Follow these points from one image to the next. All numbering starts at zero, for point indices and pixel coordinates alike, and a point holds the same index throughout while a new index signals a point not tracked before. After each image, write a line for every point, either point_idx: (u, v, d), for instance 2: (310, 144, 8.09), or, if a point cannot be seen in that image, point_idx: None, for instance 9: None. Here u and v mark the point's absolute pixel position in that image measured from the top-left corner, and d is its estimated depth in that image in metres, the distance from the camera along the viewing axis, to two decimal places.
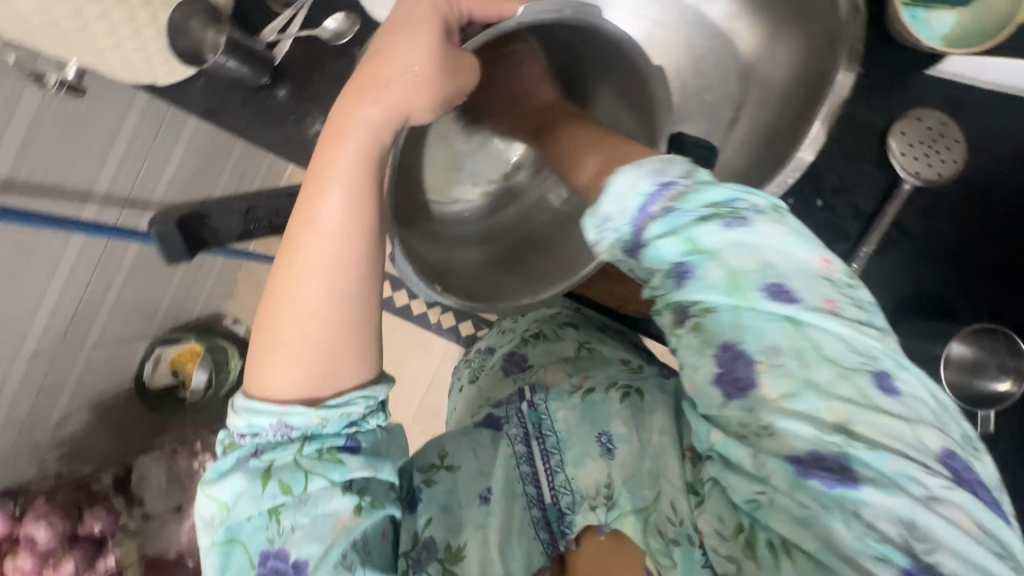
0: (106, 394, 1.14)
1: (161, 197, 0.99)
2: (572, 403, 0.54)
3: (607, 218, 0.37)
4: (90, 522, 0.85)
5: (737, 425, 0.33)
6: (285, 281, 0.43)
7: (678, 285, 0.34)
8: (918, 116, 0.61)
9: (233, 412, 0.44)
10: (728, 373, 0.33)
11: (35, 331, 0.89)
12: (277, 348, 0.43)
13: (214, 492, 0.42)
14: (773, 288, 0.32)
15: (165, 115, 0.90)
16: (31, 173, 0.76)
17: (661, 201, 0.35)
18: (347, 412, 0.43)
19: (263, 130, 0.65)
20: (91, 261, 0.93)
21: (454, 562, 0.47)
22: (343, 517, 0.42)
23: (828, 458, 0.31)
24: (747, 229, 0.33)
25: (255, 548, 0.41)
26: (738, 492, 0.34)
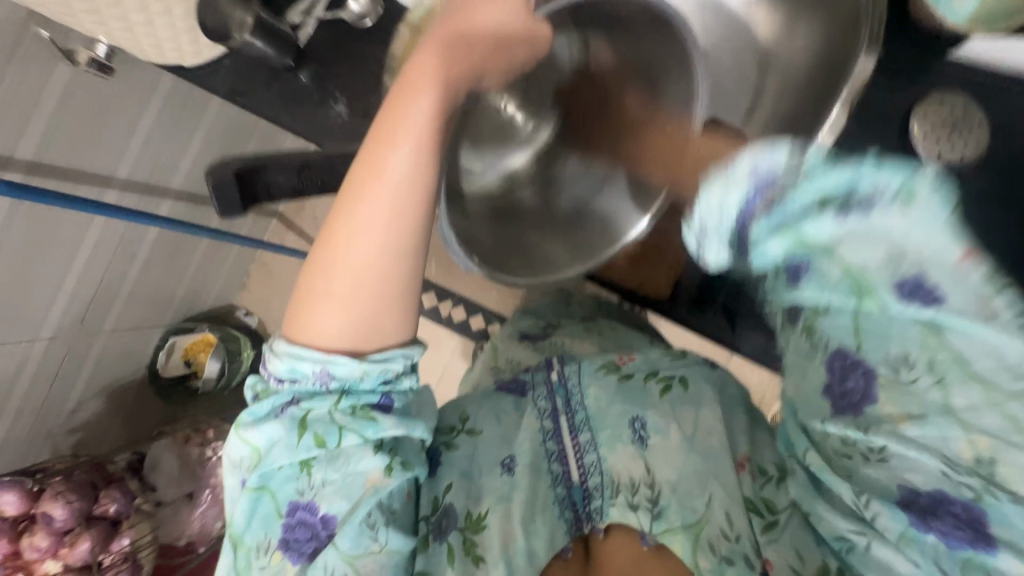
0: (120, 381, 1.15)
1: (180, 185, 1.01)
2: (607, 381, 0.58)
3: (703, 229, 0.35)
4: (106, 502, 0.85)
5: (840, 443, 0.36)
6: (342, 229, 0.45)
7: (792, 283, 0.34)
8: (940, 100, 0.61)
9: (274, 356, 0.46)
10: (839, 382, 0.35)
11: (54, 315, 0.90)
12: (328, 295, 0.45)
13: (249, 437, 0.45)
14: (909, 285, 0.31)
15: (189, 102, 0.92)
16: (56, 158, 0.78)
17: (763, 199, 0.33)
18: (386, 368, 0.45)
19: (286, 110, 0.65)
20: (111, 246, 0.94)
21: (474, 531, 0.49)
22: (372, 478, 0.45)
23: (956, 503, 0.33)
24: (863, 219, 0.31)
25: (285, 496, 0.45)
26: (829, 527, 0.39)
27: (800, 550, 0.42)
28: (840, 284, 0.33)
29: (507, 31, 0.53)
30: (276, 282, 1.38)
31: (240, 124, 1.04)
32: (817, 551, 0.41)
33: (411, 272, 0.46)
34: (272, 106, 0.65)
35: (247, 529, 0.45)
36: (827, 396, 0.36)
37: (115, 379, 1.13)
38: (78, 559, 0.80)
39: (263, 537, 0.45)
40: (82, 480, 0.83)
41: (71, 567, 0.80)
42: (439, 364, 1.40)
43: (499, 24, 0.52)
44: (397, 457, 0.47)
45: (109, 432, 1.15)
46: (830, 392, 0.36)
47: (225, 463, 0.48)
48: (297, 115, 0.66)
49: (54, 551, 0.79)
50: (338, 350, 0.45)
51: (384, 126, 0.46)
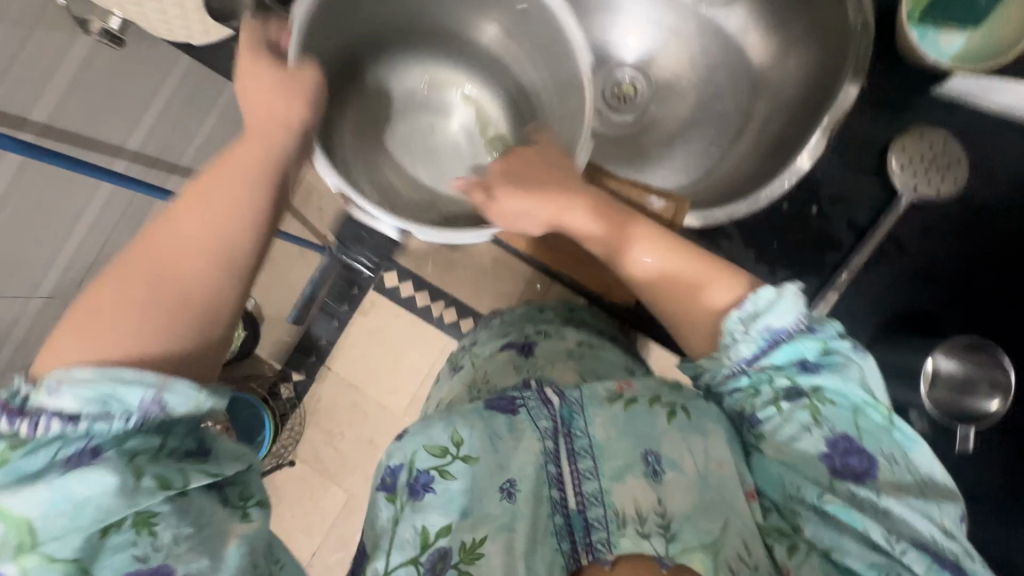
0: None
1: (190, 161, 1.06)
2: (612, 412, 0.56)
3: (762, 321, 0.55)
4: None
5: (846, 493, 0.50)
6: (144, 250, 0.49)
7: (805, 374, 0.54)
8: (922, 134, 0.63)
9: (71, 394, 0.43)
10: (840, 457, 0.51)
11: (53, 276, 0.93)
12: (124, 313, 0.47)
13: (27, 505, 0.40)
14: (846, 438, 0.52)
15: (200, 84, 0.98)
16: (69, 124, 0.80)
17: (802, 324, 0.55)
18: (218, 401, 0.49)
19: None
20: (115, 215, 0.97)
21: (469, 562, 0.50)
22: (234, 528, 0.46)
23: (923, 543, 0.48)
24: (861, 358, 0.55)
25: (115, 570, 0.42)
26: (858, 560, 0.47)
27: (830, 558, 0.48)
28: (851, 384, 0.53)
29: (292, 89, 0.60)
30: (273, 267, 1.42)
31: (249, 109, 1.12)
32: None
33: (218, 303, 0.51)
34: None
35: None
36: (826, 462, 0.52)
37: None
38: None
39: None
40: None
41: None
42: (426, 363, 1.41)
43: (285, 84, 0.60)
44: (248, 500, 0.49)
45: None
46: (830, 461, 0.52)
47: None
48: None
49: None
50: (114, 362, 0.46)
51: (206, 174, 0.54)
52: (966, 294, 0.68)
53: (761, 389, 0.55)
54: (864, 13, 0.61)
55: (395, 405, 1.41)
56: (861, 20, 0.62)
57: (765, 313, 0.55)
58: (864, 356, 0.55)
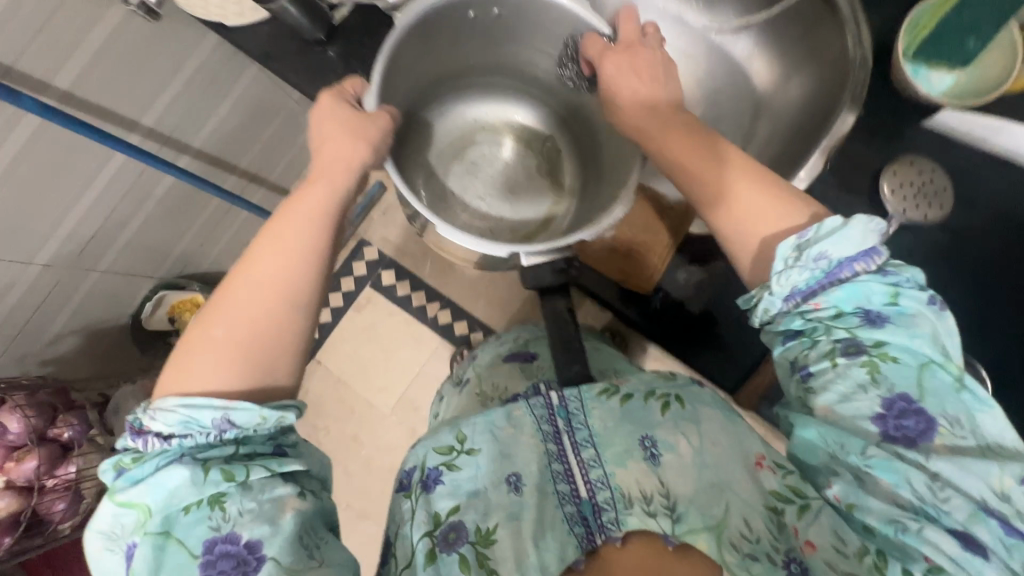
0: (101, 324, 1.17)
1: (201, 144, 1.07)
2: (609, 407, 0.59)
3: (822, 254, 0.48)
4: (62, 427, 0.83)
5: (894, 451, 0.45)
6: (228, 294, 0.53)
7: (868, 324, 0.47)
8: (911, 161, 0.73)
9: (163, 414, 0.50)
10: (894, 416, 0.45)
11: (53, 243, 0.93)
12: (209, 348, 0.52)
13: (140, 495, 0.49)
14: (906, 395, 0.45)
15: (220, 68, 1.00)
16: (89, 93, 0.82)
17: (866, 263, 0.48)
18: (283, 415, 0.52)
19: (308, 80, 0.71)
20: (122, 188, 0.98)
21: (485, 544, 0.53)
22: (290, 500, 0.51)
23: (981, 507, 0.43)
24: (938, 310, 0.47)
25: (197, 539, 0.48)
26: (875, 514, 0.45)
27: (839, 532, 0.48)
28: (918, 336, 0.46)
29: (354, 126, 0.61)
30: None
31: (263, 98, 1.14)
32: (855, 536, 0.47)
33: (291, 345, 0.54)
34: (297, 74, 0.71)
35: None
36: (879, 424, 0.46)
37: (98, 321, 1.15)
38: (22, 477, 0.79)
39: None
40: (45, 401, 0.81)
41: (13, 486, 0.78)
42: (417, 363, 1.41)
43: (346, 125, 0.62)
44: (305, 484, 0.54)
45: (78, 373, 1.16)
46: (883, 423, 0.46)
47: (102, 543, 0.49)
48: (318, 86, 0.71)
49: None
50: (196, 393, 0.51)
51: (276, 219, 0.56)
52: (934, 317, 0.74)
53: (818, 337, 0.49)
54: (862, 46, 0.65)
55: (382, 402, 1.40)
56: (861, 57, 0.66)
57: (821, 240, 0.48)
58: (941, 308, 0.47)
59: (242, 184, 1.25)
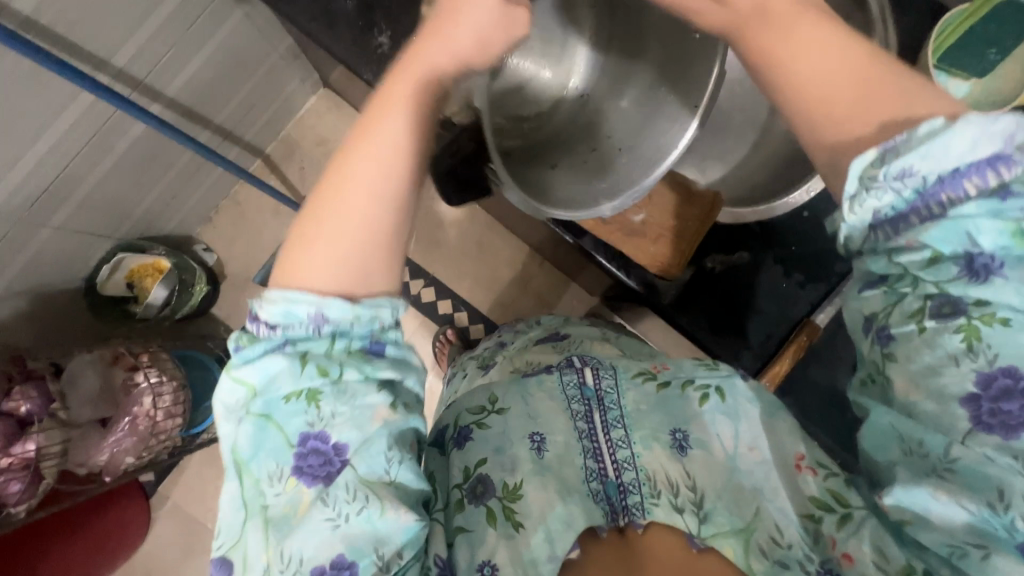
0: (52, 286, 1.05)
1: (175, 92, 0.98)
2: (645, 389, 0.58)
3: (910, 170, 0.37)
4: (18, 400, 0.73)
5: (983, 454, 0.36)
6: (333, 181, 0.44)
7: (972, 277, 0.36)
8: None
9: (266, 304, 0.43)
10: (988, 394, 0.36)
11: (5, 190, 0.82)
12: (318, 245, 0.43)
13: (242, 375, 0.43)
14: (1006, 369, 0.36)
15: (204, 11, 0.91)
16: (54, 22, 0.73)
17: (993, 174, 0.36)
18: (377, 314, 0.44)
19: (323, 27, 0.64)
20: (85, 135, 0.88)
21: (512, 500, 0.51)
22: (380, 412, 0.43)
23: None
24: None
25: (294, 429, 0.42)
26: (931, 538, 0.38)
27: (882, 547, 0.42)
28: None
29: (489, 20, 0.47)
30: (246, 221, 1.34)
31: (247, 47, 1.04)
32: (901, 552, 0.41)
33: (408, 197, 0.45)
34: (311, 20, 0.64)
35: (253, 458, 0.42)
36: (968, 407, 0.36)
37: (47, 281, 1.04)
38: None
39: (275, 467, 0.42)
40: None
41: None
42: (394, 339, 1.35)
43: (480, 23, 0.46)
44: (398, 396, 0.45)
45: (23, 341, 1.04)
46: (974, 406, 0.36)
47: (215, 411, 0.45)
48: (333, 35, 0.64)
49: None
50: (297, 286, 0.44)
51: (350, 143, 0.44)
52: None
53: (903, 291, 0.39)
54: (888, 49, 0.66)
55: None
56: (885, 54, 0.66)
57: (911, 150, 0.37)
58: None
59: (216, 141, 1.16)
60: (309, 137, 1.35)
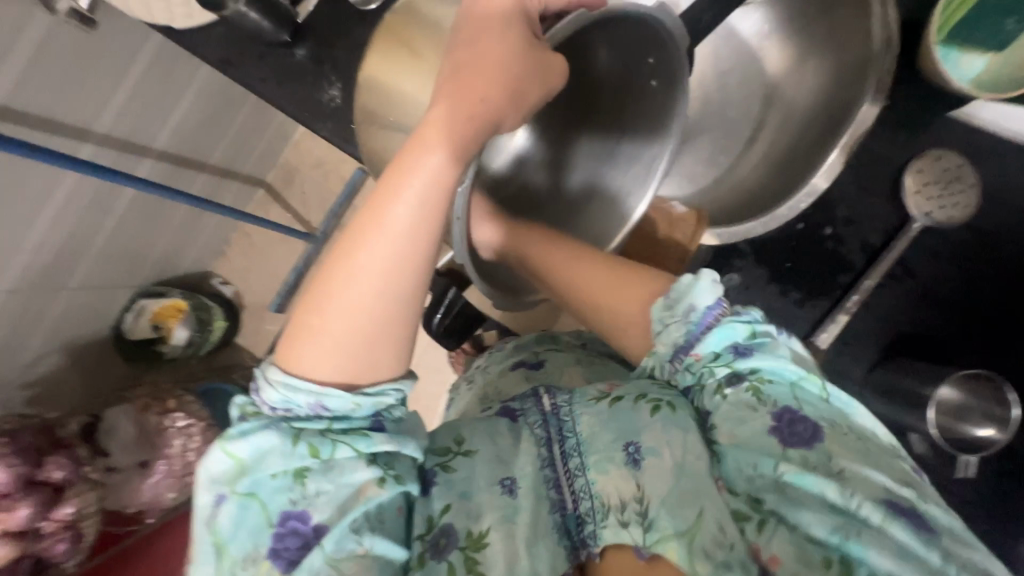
0: (83, 338, 1.12)
1: (163, 144, 0.99)
2: (598, 408, 0.51)
3: (674, 312, 0.48)
4: (51, 467, 0.80)
5: (806, 460, 0.41)
6: (341, 267, 0.42)
7: (738, 357, 0.45)
8: (938, 156, 0.60)
9: (267, 385, 0.43)
10: (788, 428, 0.42)
11: (18, 263, 0.87)
12: (319, 332, 0.42)
13: (234, 448, 0.42)
14: (782, 416, 0.42)
15: (175, 63, 0.90)
16: (29, 105, 0.75)
17: (718, 312, 0.47)
18: (380, 401, 0.44)
19: (276, 85, 0.62)
20: (83, 202, 0.91)
21: (477, 549, 0.45)
22: (367, 488, 0.43)
23: (903, 507, 0.39)
24: (778, 334, 0.46)
25: (277, 506, 0.41)
26: (818, 526, 0.39)
27: (800, 542, 0.39)
28: (783, 364, 0.44)
29: (522, 54, 0.45)
30: (254, 252, 1.34)
31: (231, 88, 1.02)
32: (816, 549, 0.39)
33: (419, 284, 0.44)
34: (262, 80, 0.62)
35: (233, 538, 0.41)
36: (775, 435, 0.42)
37: (77, 336, 1.10)
38: (16, 525, 0.74)
39: (250, 548, 0.41)
40: (27, 445, 0.78)
41: (7, 533, 0.73)
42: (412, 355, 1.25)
43: (512, 64, 0.45)
44: (391, 468, 0.45)
45: (68, 391, 1.12)
46: (779, 432, 0.42)
47: (195, 478, 0.43)
48: (286, 93, 0.62)
49: None
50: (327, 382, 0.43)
51: (359, 226, 0.43)
52: (979, 325, 0.60)
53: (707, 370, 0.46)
54: (888, 26, 0.58)
55: None
56: (884, 36, 0.58)
57: (680, 300, 0.48)
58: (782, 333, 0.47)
59: (214, 181, 1.16)
60: (307, 161, 1.32)
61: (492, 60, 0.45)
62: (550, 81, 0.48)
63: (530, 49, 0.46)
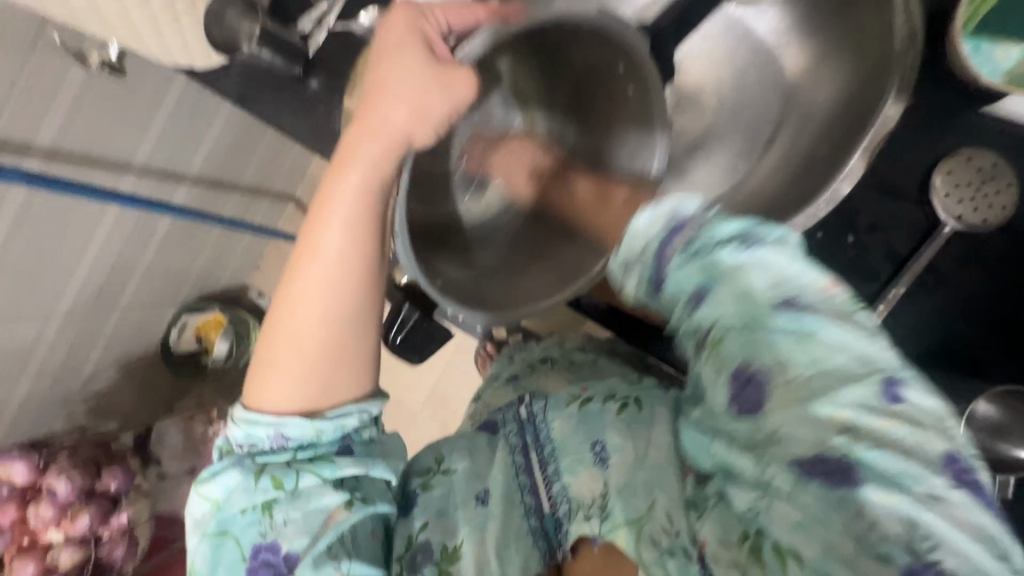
0: (134, 354, 1.20)
1: (197, 170, 1.04)
2: (568, 412, 0.51)
3: (632, 251, 0.42)
4: (107, 479, 0.87)
5: (746, 438, 0.34)
6: (282, 301, 0.42)
7: (695, 306, 0.38)
8: (968, 156, 0.57)
9: (232, 423, 0.44)
10: (743, 386, 0.34)
11: (72, 289, 0.94)
12: (270, 367, 0.42)
13: (207, 490, 0.43)
14: (740, 373, 0.34)
15: (203, 96, 0.94)
16: (74, 146, 0.81)
17: (679, 238, 0.39)
18: (343, 424, 0.43)
19: (291, 118, 0.65)
20: (126, 230, 0.97)
21: (450, 563, 0.44)
22: (335, 513, 0.42)
23: (831, 458, 0.31)
24: (757, 253, 0.37)
25: (248, 540, 0.42)
26: (740, 499, 0.34)
27: (727, 523, 0.35)
28: (742, 300, 0.36)
29: (426, 72, 0.43)
30: None
31: None
32: (739, 524, 0.35)
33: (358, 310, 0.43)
34: (277, 114, 0.64)
35: None
36: (733, 393, 0.35)
37: (128, 352, 1.18)
38: (78, 532, 0.82)
39: None
40: (85, 457, 0.86)
41: (71, 539, 0.82)
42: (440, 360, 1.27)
43: (415, 77, 0.43)
44: (359, 489, 0.44)
45: (122, 402, 1.21)
46: (732, 398, 0.35)
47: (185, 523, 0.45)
48: (302, 125, 0.65)
49: (55, 523, 0.81)
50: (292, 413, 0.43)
51: (294, 261, 0.42)
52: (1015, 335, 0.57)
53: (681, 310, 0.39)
54: (912, 20, 0.55)
55: (412, 400, 1.30)
56: (907, 29, 0.55)
57: (631, 231, 0.42)
58: (767, 246, 0.37)
59: (246, 201, 1.21)
60: (332, 175, 1.31)
61: (393, 88, 0.43)
62: (458, 101, 0.44)
63: (432, 65, 0.43)
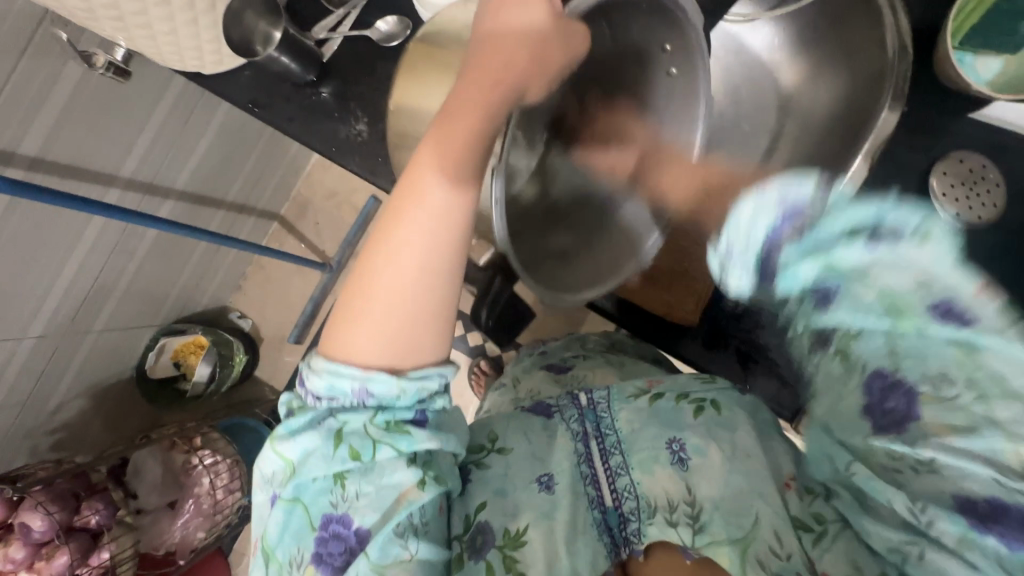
0: (106, 380, 1.12)
1: (184, 185, 1.00)
2: (637, 406, 0.49)
3: (729, 252, 0.39)
4: (87, 512, 0.82)
5: (886, 454, 0.32)
6: (378, 248, 0.40)
7: (819, 306, 0.33)
8: (960, 158, 0.61)
9: (312, 373, 0.41)
10: (878, 403, 0.32)
11: (46, 311, 0.89)
12: (359, 320, 0.40)
13: (282, 449, 0.41)
14: (878, 379, 0.32)
15: (196, 106, 0.92)
16: (60, 156, 0.77)
17: (789, 228, 0.35)
18: (424, 387, 0.40)
19: (303, 124, 0.63)
20: (109, 244, 0.93)
21: (514, 548, 0.43)
22: (408, 491, 0.40)
23: (1013, 510, 0.29)
24: (894, 246, 0.32)
25: (319, 509, 0.40)
26: (879, 539, 0.33)
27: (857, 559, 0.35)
28: (872, 302, 0.32)
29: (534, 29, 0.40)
30: (270, 285, 1.33)
31: (247, 128, 1.04)
32: (875, 562, 0.34)
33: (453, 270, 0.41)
34: (289, 120, 0.63)
35: (279, 543, 0.41)
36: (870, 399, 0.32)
37: (102, 379, 1.10)
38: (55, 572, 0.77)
39: (295, 551, 0.40)
40: (63, 490, 0.80)
41: None
42: None
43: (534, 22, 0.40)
44: (431, 469, 0.42)
45: (91, 433, 1.12)
46: (870, 416, 0.33)
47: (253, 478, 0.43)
48: (313, 131, 0.63)
49: (26, 564, 0.75)
50: (375, 367, 0.40)
51: (394, 207, 0.40)
52: None
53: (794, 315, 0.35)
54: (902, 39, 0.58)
55: None
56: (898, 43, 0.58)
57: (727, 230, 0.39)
58: (905, 242, 0.31)
59: (230, 219, 1.16)
60: (321, 191, 1.29)
61: (503, 37, 0.41)
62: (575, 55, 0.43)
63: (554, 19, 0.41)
